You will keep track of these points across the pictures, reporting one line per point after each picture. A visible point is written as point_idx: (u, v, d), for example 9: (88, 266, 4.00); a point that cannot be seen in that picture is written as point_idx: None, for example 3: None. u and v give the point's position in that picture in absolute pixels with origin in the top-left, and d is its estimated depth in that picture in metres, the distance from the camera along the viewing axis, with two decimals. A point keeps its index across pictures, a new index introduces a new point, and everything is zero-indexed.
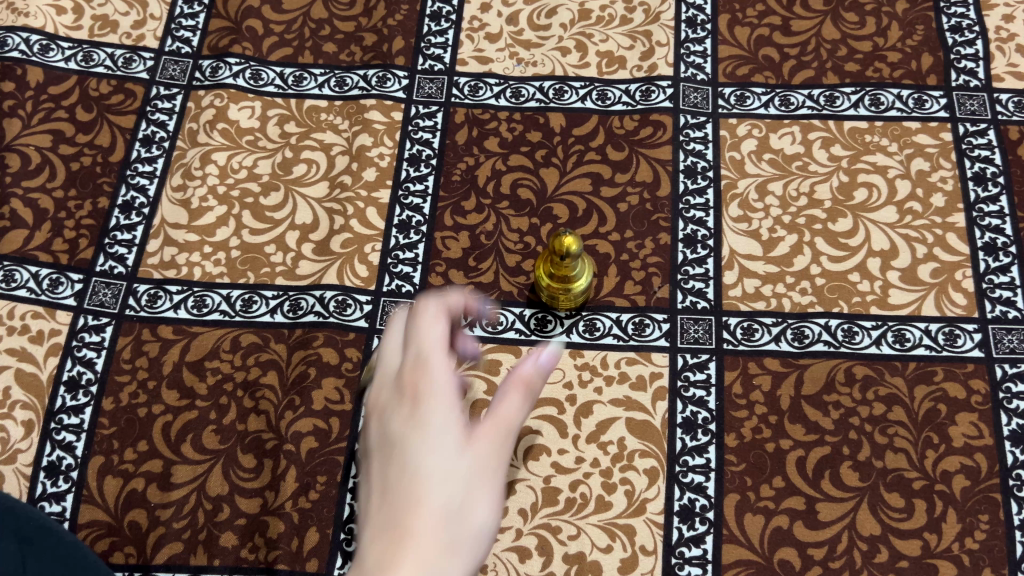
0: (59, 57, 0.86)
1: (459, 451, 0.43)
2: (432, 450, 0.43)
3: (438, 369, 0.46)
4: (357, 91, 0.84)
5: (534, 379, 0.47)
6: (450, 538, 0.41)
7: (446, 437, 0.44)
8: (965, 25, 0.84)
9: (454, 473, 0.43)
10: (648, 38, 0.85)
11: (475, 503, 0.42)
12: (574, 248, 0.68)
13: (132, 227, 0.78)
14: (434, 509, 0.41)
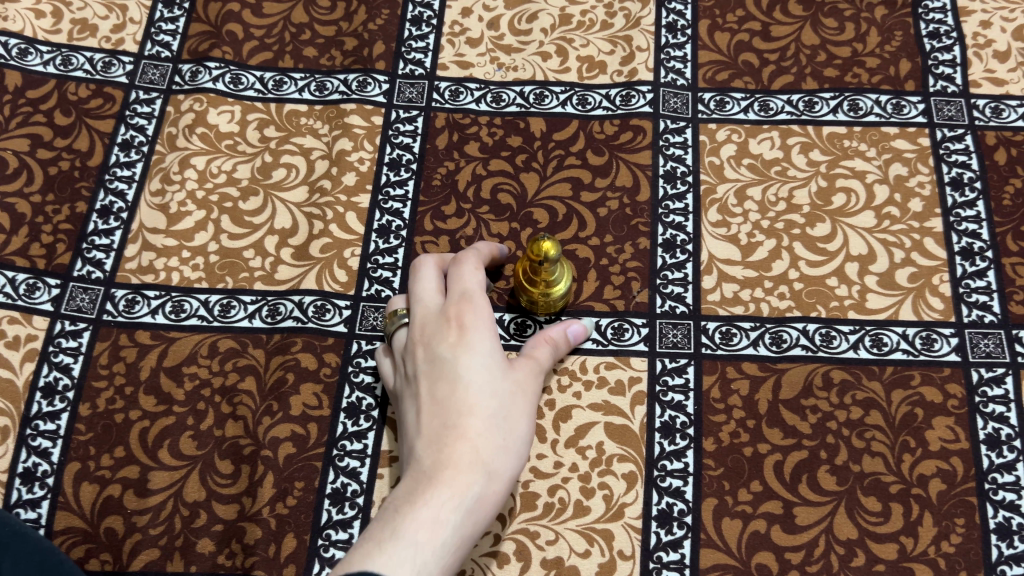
0: (37, 60, 0.85)
1: (500, 376, 0.61)
2: (479, 368, 0.60)
3: (482, 307, 0.63)
4: (337, 96, 0.84)
5: (563, 344, 0.69)
6: (500, 435, 0.59)
7: (491, 364, 0.61)
8: (943, 31, 0.84)
9: (500, 392, 0.61)
10: (628, 44, 0.85)
11: (517, 414, 0.61)
12: (552, 255, 0.67)
13: (110, 232, 0.78)
14: (486, 416, 0.59)
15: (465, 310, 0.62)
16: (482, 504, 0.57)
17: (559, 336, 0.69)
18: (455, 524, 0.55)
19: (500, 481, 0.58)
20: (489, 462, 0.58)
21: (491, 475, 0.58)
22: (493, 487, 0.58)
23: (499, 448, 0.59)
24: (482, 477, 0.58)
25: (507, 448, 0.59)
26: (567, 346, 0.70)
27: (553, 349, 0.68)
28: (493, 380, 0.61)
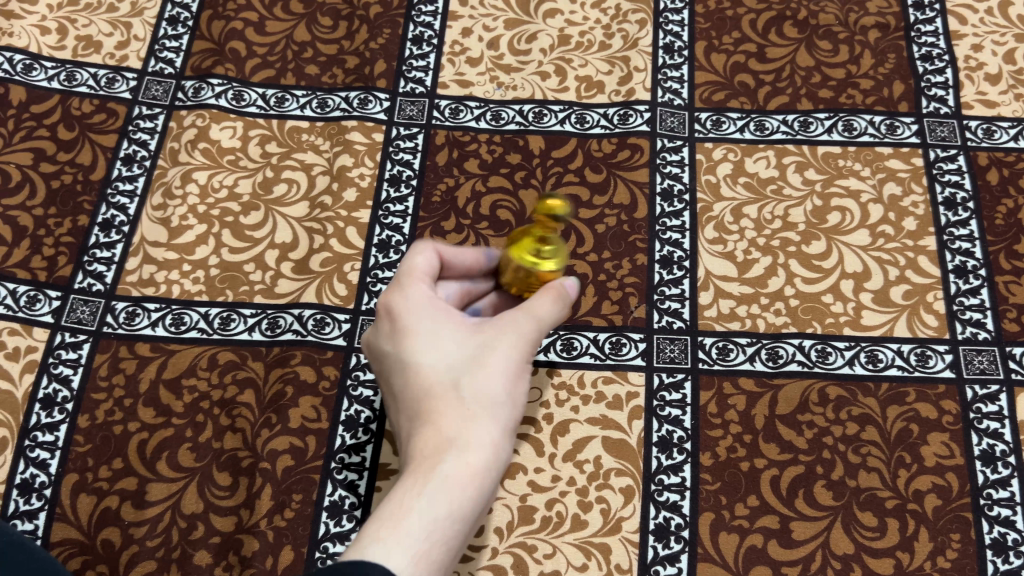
0: (42, 76, 0.86)
1: (458, 340, 0.54)
2: (425, 347, 0.53)
3: (417, 287, 0.55)
4: (339, 113, 0.85)
5: (563, 296, 0.57)
6: (464, 402, 0.51)
7: (444, 334, 0.54)
8: (935, 54, 0.86)
9: (460, 362, 0.53)
10: (626, 64, 0.86)
11: (486, 374, 0.52)
12: (550, 212, 0.53)
13: (111, 245, 0.78)
14: (443, 387, 0.52)
15: (396, 291, 0.56)
16: (457, 478, 0.49)
17: (557, 286, 0.56)
18: (426, 502, 0.47)
19: (474, 448, 0.50)
20: (456, 437, 0.50)
21: (460, 446, 0.50)
22: (469, 459, 0.49)
23: (467, 415, 0.51)
24: (451, 451, 0.50)
25: (477, 414, 0.51)
26: (565, 300, 0.57)
27: (553, 300, 0.56)
28: (446, 353, 0.53)
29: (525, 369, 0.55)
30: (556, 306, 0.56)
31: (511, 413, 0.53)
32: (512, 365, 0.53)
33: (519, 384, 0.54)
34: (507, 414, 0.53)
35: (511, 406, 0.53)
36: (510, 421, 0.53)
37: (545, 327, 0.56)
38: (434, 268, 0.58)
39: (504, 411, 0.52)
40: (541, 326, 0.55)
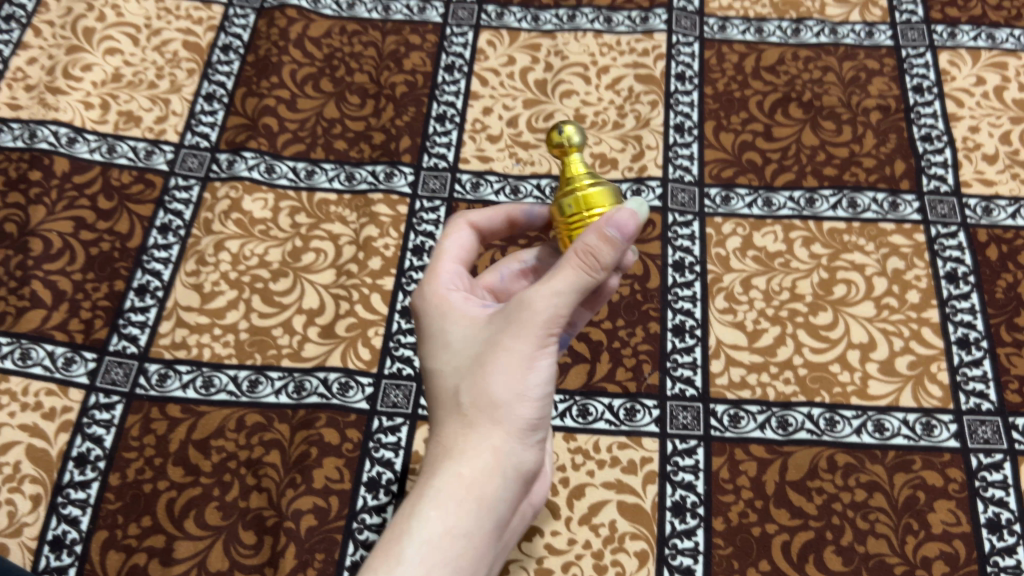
0: (84, 148, 0.90)
1: (467, 342, 0.54)
2: (436, 355, 0.55)
3: (445, 266, 0.60)
4: (365, 185, 0.89)
5: (599, 243, 0.50)
6: (465, 406, 0.53)
7: (456, 331, 0.55)
8: (934, 135, 0.90)
9: (464, 367, 0.54)
10: (639, 142, 0.90)
11: (484, 379, 0.53)
12: (552, 134, 0.55)
13: (145, 309, 0.82)
14: (449, 393, 0.54)
15: (423, 289, 0.59)
16: (451, 495, 0.52)
17: (584, 238, 0.51)
18: (419, 521, 0.51)
19: (469, 461, 0.52)
20: (453, 451, 0.53)
21: (456, 460, 0.52)
22: (464, 475, 0.52)
23: (467, 422, 0.53)
24: (447, 463, 0.52)
25: (477, 420, 0.53)
26: (608, 243, 0.50)
27: (578, 264, 0.51)
28: (454, 359, 0.54)
29: (542, 355, 0.53)
30: (579, 277, 0.51)
31: (520, 413, 0.53)
32: (517, 359, 0.52)
33: (531, 375, 0.53)
34: (514, 411, 0.53)
35: (519, 402, 0.53)
36: (520, 418, 0.53)
37: (568, 301, 0.51)
38: (468, 241, 0.62)
39: (509, 411, 0.53)
40: (556, 304, 0.51)
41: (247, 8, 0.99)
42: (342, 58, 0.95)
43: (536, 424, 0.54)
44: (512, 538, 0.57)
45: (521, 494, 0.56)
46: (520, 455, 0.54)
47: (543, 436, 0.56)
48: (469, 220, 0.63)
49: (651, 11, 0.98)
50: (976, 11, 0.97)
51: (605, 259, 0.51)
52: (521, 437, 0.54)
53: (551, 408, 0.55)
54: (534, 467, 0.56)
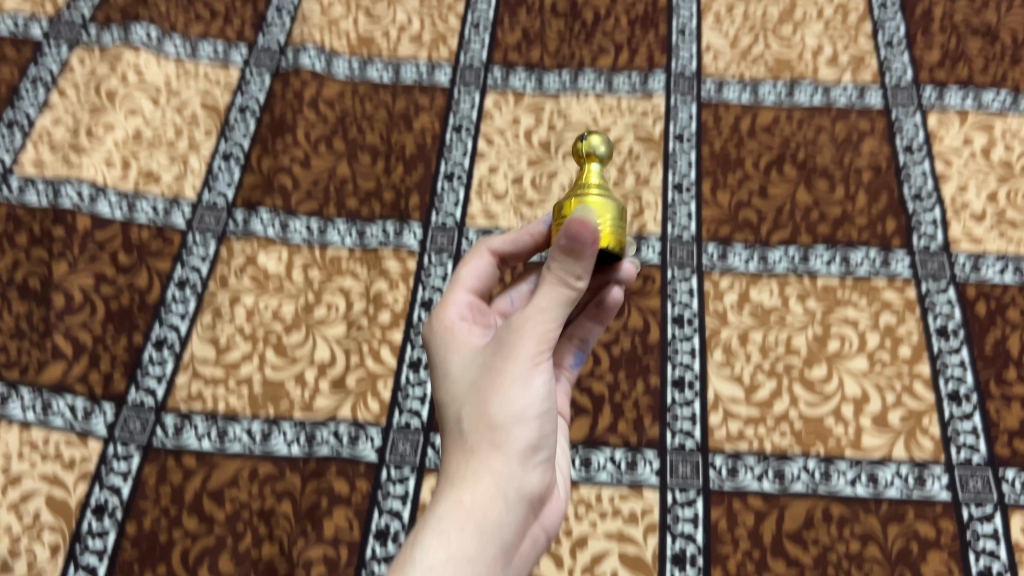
0: (106, 206, 0.93)
1: (468, 378, 0.60)
2: (444, 394, 0.61)
3: (456, 296, 0.66)
4: (376, 242, 0.92)
5: (565, 252, 0.54)
6: (467, 434, 0.58)
7: (459, 366, 0.61)
8: (924, 193, 0.93)
9: (466, 398, 0.59)
10: (638, 200, 0.94)
11: (482, 407, 0.58)
12: (577, 141, 0.63)
13: (162, 362, 0.85)
14: (454, 425, 0.60)
15: (433, 333, 0.65)
16: (453, 518, 0.55)
17: (555, 252, 0.55)
18: (423, 550, 0.53)
19: (473, 485, 0.56)
20: (457, 480, 0.57)
21: (460, 487, 0.56)
22: (467, 499, 0.56)
23: (468, 448, 0.58)
24: (452, 490, 0.56)
25: (477, 445, 0.58)
26: (571, 249, 0.53)
27: (552, 284, 0.55)
28: (457, 394, 0.60)
29: (533, 380, 0.58)
30: (560, 294, 0.55)
31: (517, 434, 0.58)
32: (510, 383, 0.57)
33: (524, 398, 0.58)
34: (510, 434, 0.58)
35: (514, 425, 0.58)
36: (517, 441, 0.58)
37: (551, 321, 0.56)
38: (485, 269, 0.68)
39: (506, 434, 0.58)
40: (542, 327, 0.56)
41: (262, 70, 1.03)
42: (353, 119, 0.99)
43: (534, 446, 0.59)
44: (524, 566, 0.60)
45: (526, 520, 0.59)
46: (521, 478, 0.58)
47: (544, 460, 0.60)
48: (486, 249, 0.68)
49: (651, 73, 1.03)
50: (963, 73, 1.01)
51: (575, 269, 0.55)
52: (520, 461, 0.58)
53: (549, 432, 0.59)
54: (538, 491, 0.60)
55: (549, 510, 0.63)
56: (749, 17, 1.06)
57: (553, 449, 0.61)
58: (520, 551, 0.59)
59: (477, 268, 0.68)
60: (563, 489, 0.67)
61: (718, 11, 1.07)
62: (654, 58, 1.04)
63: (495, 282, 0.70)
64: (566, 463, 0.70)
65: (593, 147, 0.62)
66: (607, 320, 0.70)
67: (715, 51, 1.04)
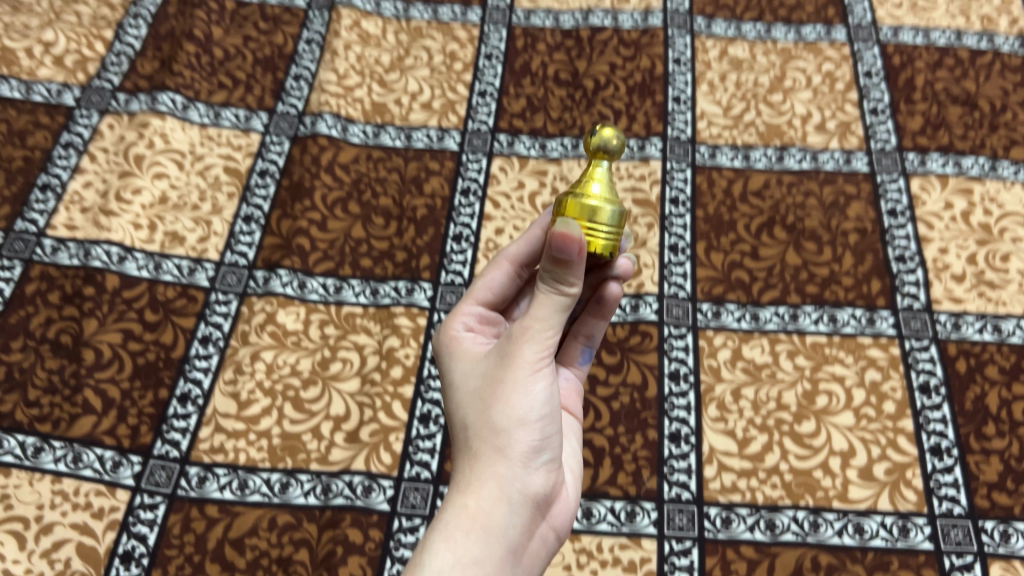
0: (133, 266, 0.99)
1: (474, 387, 0.64)
2: (453, 402, 0.65)
3: (466, 307, 0.71)
4: (388, 300, 0.97)
5: (554, 261, 0.55)
6: (473, 440, 0.63)
7: (465, 375, 0.66)
8: (907, 255, 0.98)
9: (471, 407, 0.63)
10: (636, 261, 0.99)
11: (486, 415, 0.62)
12: (589, 131, 0.60)
13: (186, 415, 0.90)
14: (462, 432, 0.64)
15: (446, 344, 0.69)
16: (459, 523, 0.59)
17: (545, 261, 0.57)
18: (432, 554, 0.57)
19: (478, 491, 0.60)
20: (464, 485, 0.61)
21: (466, 492, 0.60)
22: (472, 504, 0.60)
23: (474, 453, 0.62)
24: (459, 496, 0.60)
25: (482, 450, 0.62)
26: (559, 260, 0.55)
27: (544, 296, 0.58)
28: (464, 403, 0.64)
29: (533, 387, 0.61)
30: (553, 303, 0.58)
31: (519, 440, 0.61)
32: (511, 390, 0.61)
33: (524, 403, 0.61)
34: (512, 437, 0.61)
35: (515, 428, 0.61)
36: (519, 445, 0.62)
37: (547, 330, 0.59)
38: (497, 279, 0.71)
39: (508, 440, 0.61)
40: (539, 336, 0.60)
41: (282, 136, 1.10)
42: (368, 183, 1.05)
43: (536, 449, 0.63)
44: (534, 563, 0.64)
45: (532, 519, 0.63)
46: (524, 480, 0.62)
47: (547, 461, 0.64)
48: (505, 260, 0.71)
49: (648, 139, 1.08)
50: (943, 140, 1.07)
51: (565, 279, 0.57)
52: (523, 463, 0.62)
53: (552, 434, 0.63)
54: (543, 491, 0.64)
55: (558, 508, 0.67)
56: (741, 86, 1.13)
57: (558, 449, 0.65)
58: (529, 549, 0.63)
59: (489, 279, 0.71)
60: (574, 488, 0.70)
61: (711, 80, 1.13)
62: (651, 125, 1.10)
63: (515, 289, 0.73)
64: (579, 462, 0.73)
65: (602, 143, 0.59)
66: (608, 315, 0.76)
67: (709, 118, 1.10)
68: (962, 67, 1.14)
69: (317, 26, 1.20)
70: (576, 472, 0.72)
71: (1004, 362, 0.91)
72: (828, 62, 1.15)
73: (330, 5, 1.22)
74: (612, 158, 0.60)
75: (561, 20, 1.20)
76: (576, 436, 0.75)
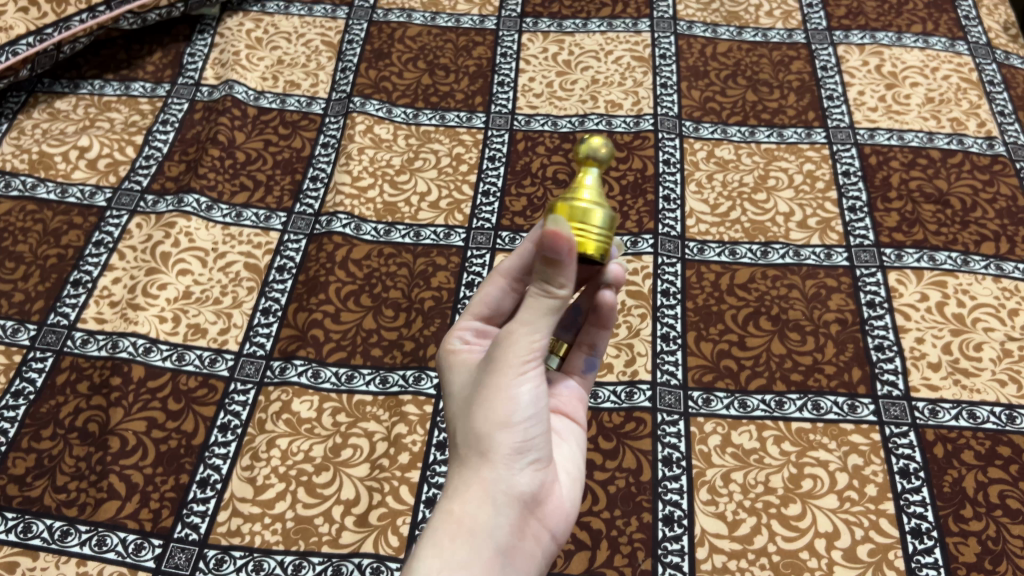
0: (158, 356, 1.05)
1: (467, 397, 0.70)
2: (451, 412, 0.71)
3: (464, 323, 0.79)
4: (397, 387, 1.03)
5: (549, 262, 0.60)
6: (463, 445, 0.69)
7: (461, 385, 0.72)
8: (885, 344, 1.04)
9: (463, 415, 0.69)
10: (631, 349, 1.05)
11: (473, 421, 0.68)
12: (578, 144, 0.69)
13: (206, 500, 0.95)
14: (456, 439, 0.70)
15: (449, 358, 0.76)
16: (446, 524, 0.65)
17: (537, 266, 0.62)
18: (422, 553, 0.63)
19: (465, 494, 0.66)
20: (454, 488, 0.67)
21: (454, 495, 0.66)
22: (458, 505, 0.66)
23: (464, 460, 0.68)
24: (448, 498, 0.66)
25: (470, 455, 0.68)
26: (552, 259, 0.60)
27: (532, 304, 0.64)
28: (458, 412, 0.70)
29: (517, 392, 0.67)
30: (541, 308, 0.64)
31: (503, 444, 0.67)
32: (495, 395, 0.67)
33: (509, 407, 0.67)
34: (497, 439, 0.67)
35: (500, 430, 0.67)
36: (505, 447, 0.67)
37: (533, 334, 0.65)
38: (494, 297, 0.78)
39: (493, 444, 0.67)
40: (526, 341, 0.65)
41: (299, 234, 1.18)
42: (379, 277, 1.13)
43: (520, 451, 0.68)
44: (524, 560, 0.69)
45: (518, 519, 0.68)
46: (509, 481, 0.68)
47: (532, 461, 0.69)
48: (499, 275, 0.78)
49: (640, 235, 1.16)
50: (918, 235, 1.14)
51: (553, 282, 0.62)
52: (508, 466, 0.68)
53: (536, 435, 0.68)
54: (530, 491, 0.69)
55: (549, 508, 0.73)
56: (726, 185, 1.21)
57: (545, 450, 0.70)
58: (519, 547, 0.69)
59: (486, 294, 0.78)
60: (569, 489, 0.76)
61: (699, 179, 1.22)
62: (643, 222, 1.17)
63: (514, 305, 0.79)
64: (577, 467, 0.79)
65: (591, 150, 0.68)
66: (609, 324, 0.85)
67: (697, 216, 1.18)
68: (935, 166, 1.22)
69: (332, 131, 1.29)
70: (572, 474, 0.77)
71: (979, 447, 0.96)
72: (808, 162, 1.23)
73: (345, 112, 1.31)
74: (601, 165, 0.68)
75: (558, 124, 1.29)
76: (576, 443, 0.81)
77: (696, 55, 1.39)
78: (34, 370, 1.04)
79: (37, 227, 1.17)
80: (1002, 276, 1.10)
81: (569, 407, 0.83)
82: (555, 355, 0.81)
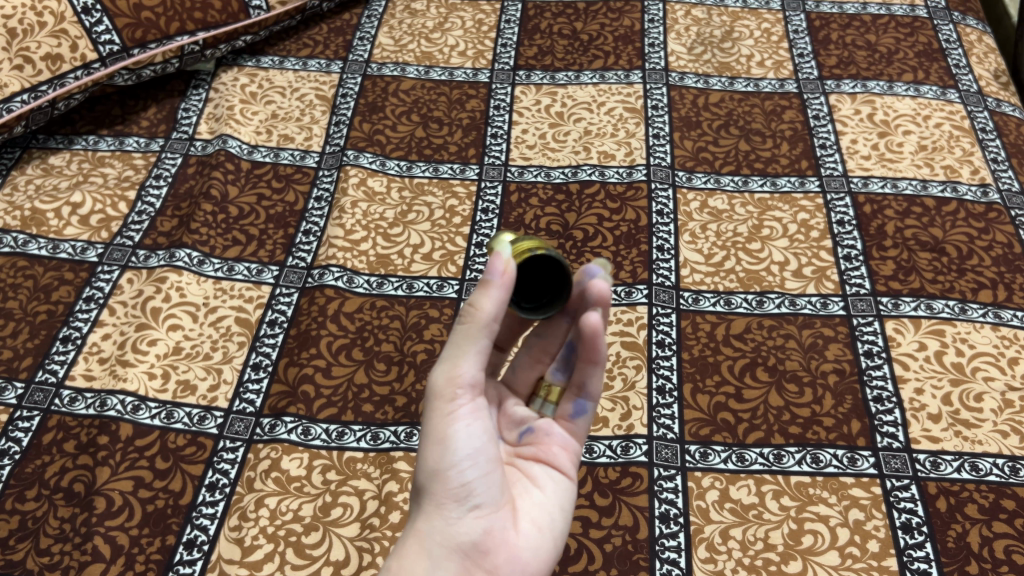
0: (146, 414, 1.03)
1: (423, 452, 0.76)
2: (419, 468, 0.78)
3: None
4: (388, 443, 1.01)
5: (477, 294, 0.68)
6: (416, 499, 0.75)
7: None
8: (884, 395, 1.03)
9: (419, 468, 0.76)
10: (626, 402, 1.03)
11: (418, 474, 0.74)
12: None
13: (192, 561, 0.92)
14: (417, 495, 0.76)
15: None
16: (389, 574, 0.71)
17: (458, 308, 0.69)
18: None
19: (407, 545, 0.72)
20: (403, 541, 0.73)
21: (399, 547, 0.73)
22: (400, 555, 0.72)
23: (415, 515, 0.75)
24: (396, 550, 0.73)
25: (419, 508, 0.74)
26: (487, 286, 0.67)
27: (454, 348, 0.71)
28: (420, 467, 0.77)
29: (448, 438, 0.72)
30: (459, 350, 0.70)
31: (438, 493, 0.72)
32: (429, 446, 0.73)
33: (440, 455, 0.72)
34: (433, 490, 0.72)
35: (434, 479, 0.72)
36: (439, 497, 0.72)
37: (455, 377, 0.71)
38: None
39: (430, 494, 0.73)
40: (448, 386, 0.71)
41: (292, 288, 1.17)
42: (370, 330, 1.12)
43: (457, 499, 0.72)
44: None
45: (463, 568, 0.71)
46: (448, 530, 0.72)
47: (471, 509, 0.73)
48: None
49: (634, 285, 1.15)
50: (915, 284, 1.13)
51: (469, 320, 0.69)
52: (444, 515, 0.72)
53: (472, 480, 0.73)
54: (472, 539, 0.72)
55: (503, 560, 0.73)
56: (721, 235, 1.20)
57: (488, 496, 0.74)
58: None
59: None
60: (530, 540, 0.76)
61: (693, 229, 1.21)
62: (637, 272, 1.16)
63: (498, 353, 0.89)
64: (548, 515, 0.79)
65: None
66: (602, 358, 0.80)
67: (692, 265, 1.17)
68: (930, 214, 1.21)
69: (326, 184, 1.29)
70: (537, 524, 0.77)
71: (983, 500, 0.94)
72: (803, 211, 1.23)
73: (339, 165, 1.32)
74: None
75: (552, 175, 1.29)
76: (553, 488, 0.81)
77: (689, 105, 1.39)
78: (19, 429, 1.02)
79: (28, 283, 1.16)
80: (1001, 324, 1.09)
81: (547, 457, 0.83)
82: (549, 403, 0.87)
